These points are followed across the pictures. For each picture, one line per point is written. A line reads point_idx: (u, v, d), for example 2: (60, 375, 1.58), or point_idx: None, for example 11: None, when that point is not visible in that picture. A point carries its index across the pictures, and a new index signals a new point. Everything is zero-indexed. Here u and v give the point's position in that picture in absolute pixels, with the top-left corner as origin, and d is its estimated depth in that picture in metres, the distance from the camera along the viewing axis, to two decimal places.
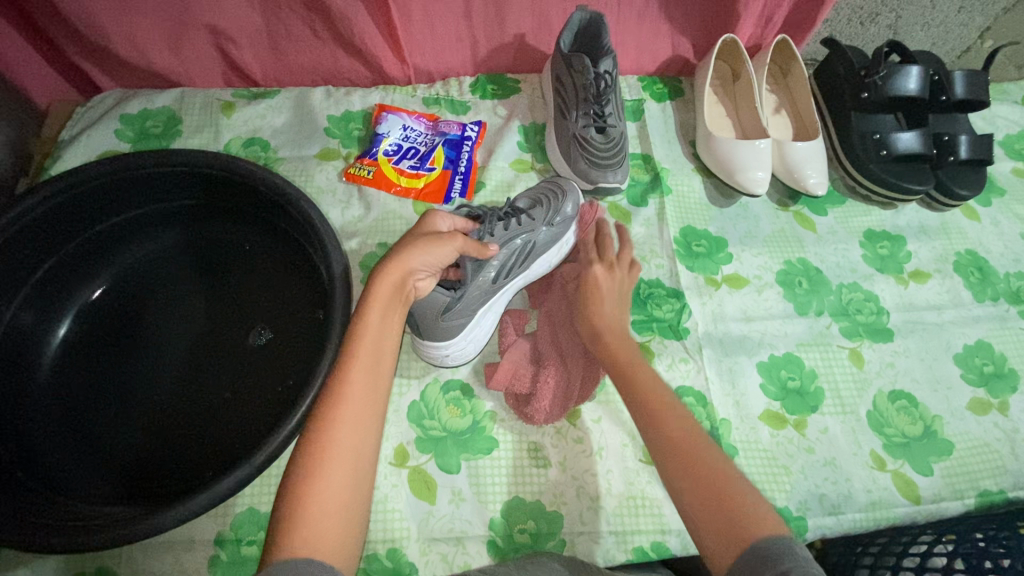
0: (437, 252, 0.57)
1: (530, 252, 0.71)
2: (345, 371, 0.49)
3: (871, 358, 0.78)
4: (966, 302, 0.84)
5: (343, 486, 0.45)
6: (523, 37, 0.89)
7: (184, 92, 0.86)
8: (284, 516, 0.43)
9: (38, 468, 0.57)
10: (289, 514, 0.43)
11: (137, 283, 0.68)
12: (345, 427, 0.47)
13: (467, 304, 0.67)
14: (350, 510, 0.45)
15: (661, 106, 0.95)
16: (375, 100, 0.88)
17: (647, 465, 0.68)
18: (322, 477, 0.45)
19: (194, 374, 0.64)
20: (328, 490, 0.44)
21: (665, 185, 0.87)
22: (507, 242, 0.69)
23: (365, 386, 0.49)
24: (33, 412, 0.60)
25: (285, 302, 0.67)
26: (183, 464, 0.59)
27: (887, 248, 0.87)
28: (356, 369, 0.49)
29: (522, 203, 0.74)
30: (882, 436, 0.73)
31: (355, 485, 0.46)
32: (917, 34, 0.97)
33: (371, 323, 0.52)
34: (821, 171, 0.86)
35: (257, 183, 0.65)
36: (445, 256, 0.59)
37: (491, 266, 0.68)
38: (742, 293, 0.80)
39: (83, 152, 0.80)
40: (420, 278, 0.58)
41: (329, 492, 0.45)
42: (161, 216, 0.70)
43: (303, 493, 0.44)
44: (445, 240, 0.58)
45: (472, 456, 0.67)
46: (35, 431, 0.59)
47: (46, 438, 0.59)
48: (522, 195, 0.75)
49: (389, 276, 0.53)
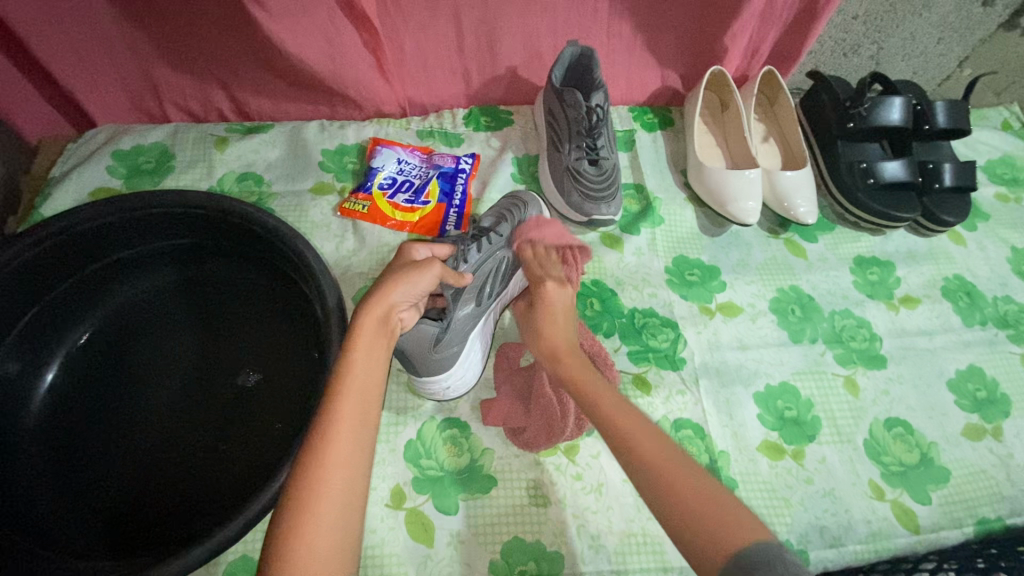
0: (418, 282, 0.57)
1: (505, 268, 0.73)
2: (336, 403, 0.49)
3: (866, 385, 0.78)
4: (956, 327, 0.85)
5: (333, 531, 0.44)
6: (515, 70, 0.90)
7: (178, 127, 0.86)
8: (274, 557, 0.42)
9: (24, 521, 0.56)
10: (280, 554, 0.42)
11: (126, 324, 0.67)
12: (334, 469, 0.46)
13: (456, 332, 0.67)
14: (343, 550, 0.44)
15: (652, 136, 0.97)
16: (369, 132, 0.89)
17: (647, 500, 0.67)
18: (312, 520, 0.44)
19: (184, 418, 0.63)
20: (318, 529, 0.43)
21: (657, 215, 0.88)
22: (481, 264, 0.70)
23: (355, 419, 0.48)
24: (20, 462, 0.59)
25: (278, 342, 0.66)
26: (174, 512, 0.58)
27: (877, 274, 0.89)
28: (345, 402, 0.49)
29: (488, 222, 0.75)
30: (879, 464, 0.73)
31: (347, 530, 0.45)
32: (898, 64, 1.00)
33: (358, 353, 0.52)
34: (810, 201, 0.88)
35: (250, 223, 0.66)
36: (427, 286, 0.59)
37: (472, 292, 0.69)
38: (736, 321, 0.81)
39: (73, 189, 0.79)
40: (404, 312, 0.58)
41: (319, 539, 0.43)
42: (151, 256, 0.69)
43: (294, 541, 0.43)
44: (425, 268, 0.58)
45: (471, 495, 0.66)
46: (21, 481, 0.58)
47: (33, 488, 0.58)
48: (485, 214, 0.76)
49: (371, 310, 0.54)
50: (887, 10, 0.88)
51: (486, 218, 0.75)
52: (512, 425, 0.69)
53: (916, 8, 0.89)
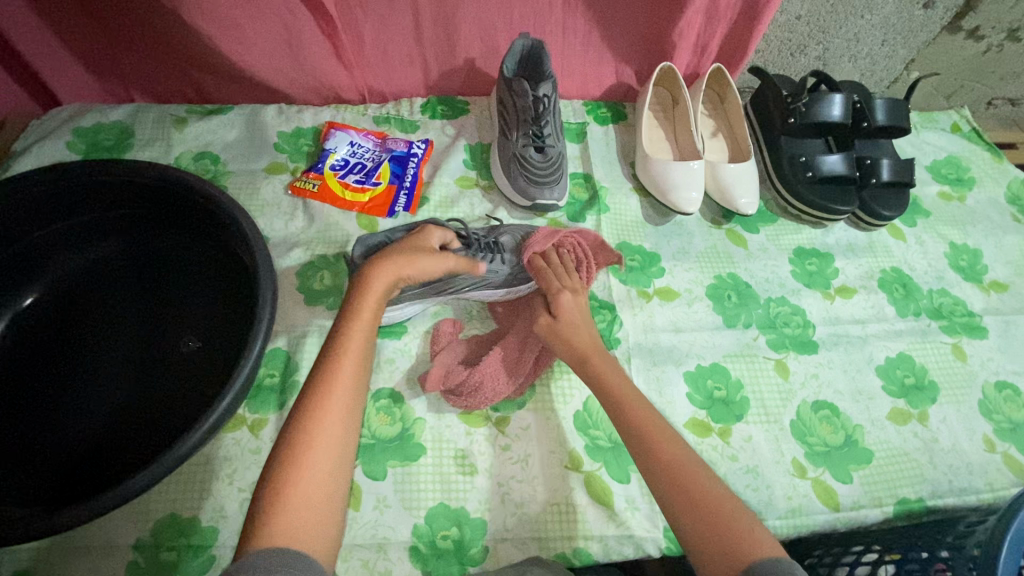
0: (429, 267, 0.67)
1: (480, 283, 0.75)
2: (336, 364, 0.54)
3: (796, 370, 0.81)
4: (889, 317, 0.88)
5: (322, 478, 0.49)
6: (472, 62, 0.93)
7: (139, 107, 0.89)
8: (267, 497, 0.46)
9: None
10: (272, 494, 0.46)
11: (76, 288, 0.69)
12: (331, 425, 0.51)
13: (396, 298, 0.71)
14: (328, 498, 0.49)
15: (604, 129, 1.00)
16: (326, 117, 0.92)
17: (573, 471, 0.69)
18: (304, 468, 0.48)
19: (124, 380, 0.65)
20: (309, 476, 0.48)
21: (603, 203, 0.91)
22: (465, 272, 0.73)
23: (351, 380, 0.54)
24: None
25: (217, 311, 0.69)
26: (105, 465, 0.60)
27: (816, 265, 0.91)
28: (345, 364, 0.54)
29: (505, 239, 0.79)
30: (804, 444, 0.75)
31: (335, 479, 0.49)
32: (845, 65, 1.03)
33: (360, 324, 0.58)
34: (751, 192, 0.90)
35: (193, 193, 0.67)
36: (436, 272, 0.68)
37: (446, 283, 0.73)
38: (673, 305, 0.83)
39: (32, 162, 0.82)
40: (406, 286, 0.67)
41: (313, 479, 0.48)
42: (103, 223, 0.71)
43: (284, 488, 0.47)
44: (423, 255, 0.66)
45: (400, 463, 0.68)
46: None
47: None
48: (511, 232, 0.80)
49: (384, 285, 0.62)
50: (829, 11, 0.91)
51: (507, 236, 0.79)
52: (448, 392, 0.71)
53: (858, 9, 0.91)
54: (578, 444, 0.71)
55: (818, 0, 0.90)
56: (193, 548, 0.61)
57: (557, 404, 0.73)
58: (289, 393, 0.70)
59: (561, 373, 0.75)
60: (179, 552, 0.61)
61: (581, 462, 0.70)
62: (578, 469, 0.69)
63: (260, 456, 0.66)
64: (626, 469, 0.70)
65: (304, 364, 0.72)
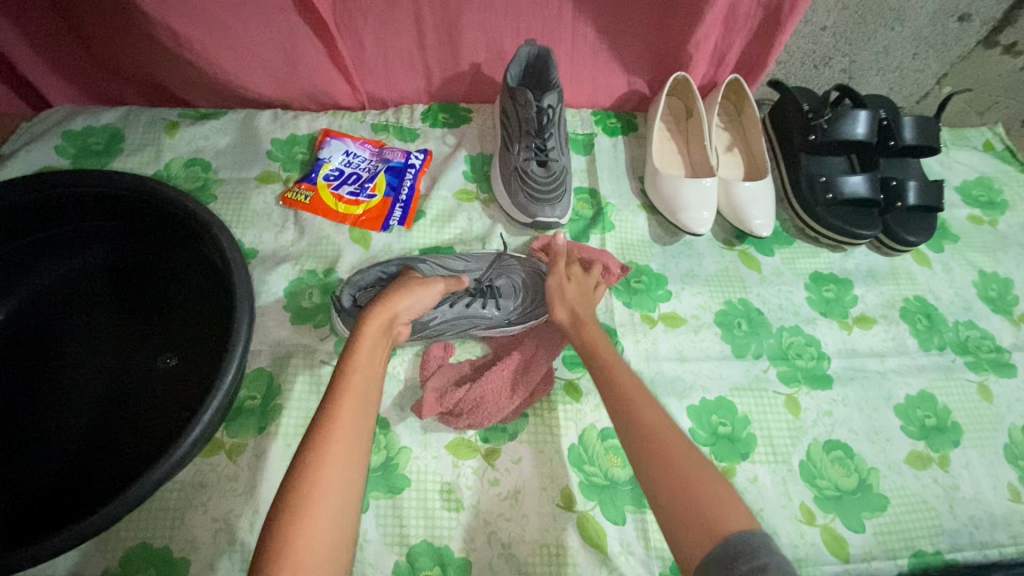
0: (422, 296, 0.64)
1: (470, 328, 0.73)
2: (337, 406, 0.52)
3: (808, 406, 0.76)
4: (911, 350, 0.82)
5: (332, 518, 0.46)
6: (477, 69, 0.89)
7: (131, 111, 0.86)
8: (273, 551, 0.43)
9: None
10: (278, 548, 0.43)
11: (56, 304, 0.68)
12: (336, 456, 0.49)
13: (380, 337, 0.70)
14: (335, 552, 0.45)
15: (612, 141, 0.95)
16: (322, 124, 0.89)
17: (565, 510, 0.66)
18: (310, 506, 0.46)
19: (103, 401, 0.64)
20: (316, 527, 0.45)
21: (608, 221, 0.87)
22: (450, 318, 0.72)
23: (354, 420, 0.52)
24: None
25: (197, 329, 0.67)
26: (78, 491, 0.58)
27: (833, 291, 0.86)
28: (347, 405, 0.52)
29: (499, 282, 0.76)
30: (813, 488, 0.70)
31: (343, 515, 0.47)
32: (873, 78, 0.97)
33: (360, 360, 0.56)
34: (767, 213, 0.85)
35: (172, 206, 0.65)
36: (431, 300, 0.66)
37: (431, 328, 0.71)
38: (678, 332, 0.79)
39: (19, 167, 0.80)
40: (404, 324, 0.64)
41: (315, 547, 0.44)
42: (83, 236, 0.70)
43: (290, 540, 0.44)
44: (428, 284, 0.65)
45: (383, 495, 0.65)
46: None
47: None
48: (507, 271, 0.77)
49: (380, 319, 0.60)
50: (858, 22, 0.86)
51: (501, 279, 0.76)
52: (443, 413, 0.69)
53: (888, 20, 0.86)
54: (572, 481, 0.67)
55: (846, 10, 0.84)
56: None
57: (551, 436, 0.69)
58: (270, 417, 0.67)
59: (556, 402, 0.71)
60: None
61: (574, 500, 0.66)
62: (570, 508, 0.66)
63: (237, 484, 0.63)
64: (622, 509, 0.66)
65: (287, 386, 0.69)
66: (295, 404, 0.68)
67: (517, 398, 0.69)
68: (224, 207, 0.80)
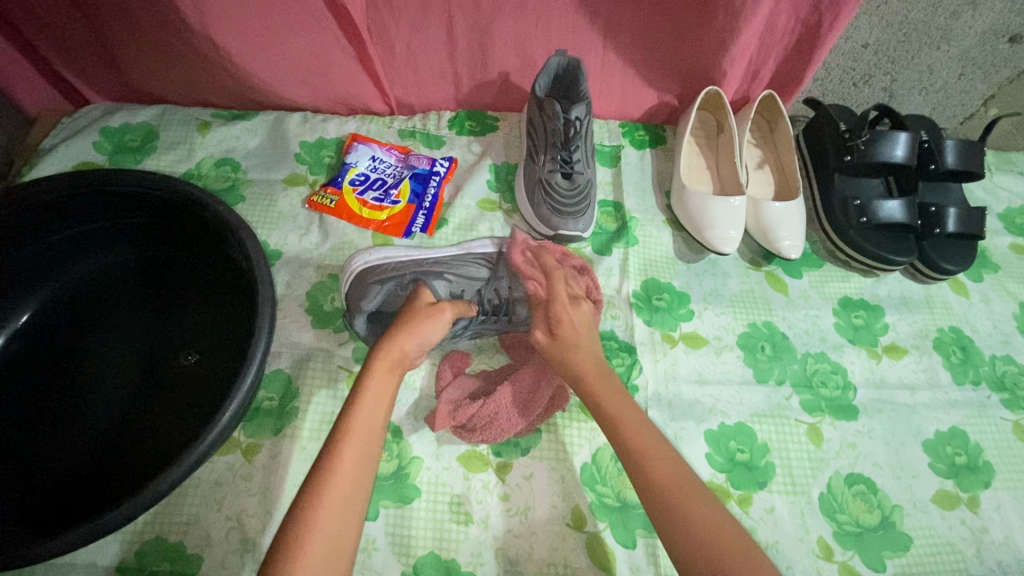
0: (428, 333, 0.63)
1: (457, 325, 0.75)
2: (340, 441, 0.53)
3: (830, 437, 0.73)
4: (944, 384, 0.79)
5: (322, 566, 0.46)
6: (507, 76, 0.88)
7: (166, 109, 0.88)
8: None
9: None
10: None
11: (86, 297, 0.70)
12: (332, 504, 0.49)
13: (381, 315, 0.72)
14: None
15: (640, 154, 0.94)
16: (350, 128, 0.89)
17: (574, 530, 0.65)
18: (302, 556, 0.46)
19: (125, 396, 0.65)
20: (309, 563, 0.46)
21: (632, 235, 0.86)
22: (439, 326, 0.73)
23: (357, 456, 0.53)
24: None
25: (217, 328, 0.68)
26: (101, 482, 0.60)
27: (863, 318, 0.83)
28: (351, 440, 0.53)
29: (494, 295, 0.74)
30: (833, 522, 0.68)
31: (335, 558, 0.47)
32: (915, 98, 0.94)
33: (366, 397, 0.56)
34: (797, 235, 0.83)
35: (199, 208, 0.66)
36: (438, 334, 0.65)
37: None
38: (699, 353, 0.77)
39: (59, 161, 0.82)
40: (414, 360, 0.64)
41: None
42: (114, 232, 0.72)
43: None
44: (436, 316, 0.65)
45: (394, 504, 0.65)
46: None
47: None
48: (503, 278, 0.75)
49: (385, 359, 0.60)
50: (902, 40, 0.83)
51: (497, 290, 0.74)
52: (457, 425, 0.68)
53: (934, 39, 0.83)
54: (583, 501, 0.66)
55: (889, 28, 0.81)
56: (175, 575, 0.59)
57: (564, 453, 0.69)
58: (286, 419, 0.68)
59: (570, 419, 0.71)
60: None
61: (584, 521, 0.65)
62: (580, 528, 0.65)
63: (250, 484, 0.64)
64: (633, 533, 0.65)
65: (304, 389, 0.69)
66: (311, 407, 0.68)
67: (528, 413, 0.68)
68: (252, 208, 0.82)
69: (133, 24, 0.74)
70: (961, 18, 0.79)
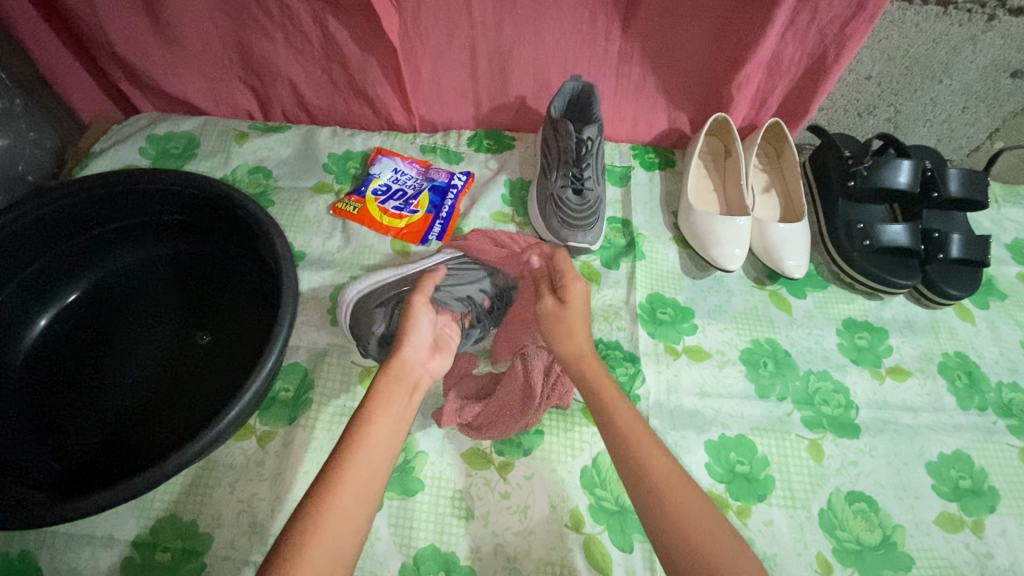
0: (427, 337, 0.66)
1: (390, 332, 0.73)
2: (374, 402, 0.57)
3: (831, 454, 0.74)
4: (948, 408, 0.79)
5: (350, 511, 0.50)
6: (525, 99, 0.93)
7: (207, 120, 0.95)
8: (299, 523, 0.48)
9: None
10: (303, 522, 0.48)
11: (121, 286, 0.75)
12: (357, 472, 0.52)
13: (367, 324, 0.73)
14: (346, 534, 0.49)
15: (649, 175, 0.98)
16: (375, 143, 0.95)
17: (572, 531, 0.66)
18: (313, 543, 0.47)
19: (147, 381, 0.69)
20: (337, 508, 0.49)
21: (640, 251, 0.89)
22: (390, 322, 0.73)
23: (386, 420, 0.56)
24: (12, 391, 0.67)
25: (241, 319, 0.73)
26: (123, 458, 0.64)
27: (866, 339, 0.84)
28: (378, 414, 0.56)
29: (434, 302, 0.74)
30: (832, 538, 0.68)
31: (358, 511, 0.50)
32: (919, 129, 0.97)
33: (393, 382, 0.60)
34: (801, 255, 0.85)
35: (233, 206, 0.72)
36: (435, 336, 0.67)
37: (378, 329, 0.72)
38: (702, 366, 0.79)
39: (107, 164, 0.90)
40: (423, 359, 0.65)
41: (331, 525, 0.48)
42: (152, 227, 0.77)
43: (314, 520, 0.48)
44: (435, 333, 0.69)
45: (398, 496, 0.67)
46: (10, 407, 0.66)
47: (19, 416, 0.66)
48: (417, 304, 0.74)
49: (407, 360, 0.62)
50: (905, 73, 0.86)
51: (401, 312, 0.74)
52: (463, 424, 0.70)
53: (937, 73, 0.86)
54: (582, 503, 0.68)
55: (892, 61, 0.85)
56: (186, 553, 0.62)
57: (564, 456, 0.70)
58: (300, 409, 0.71)
59: (573, 423, 0.73)
60: (174, 555, 0.62)
61: (583, 523, 0.66)
62: (578, 530, 0.66)
63: (263, 469, 0.67)
64: (631, 537, 0.66)
65: (319, 382, 0.73)
66: (326, 399, 0.72)
67: (530, 411, 0.70)
68: (280, 212, 0.87)
69: (209, 36, 0.83)
70: (963, 53, 0.83)
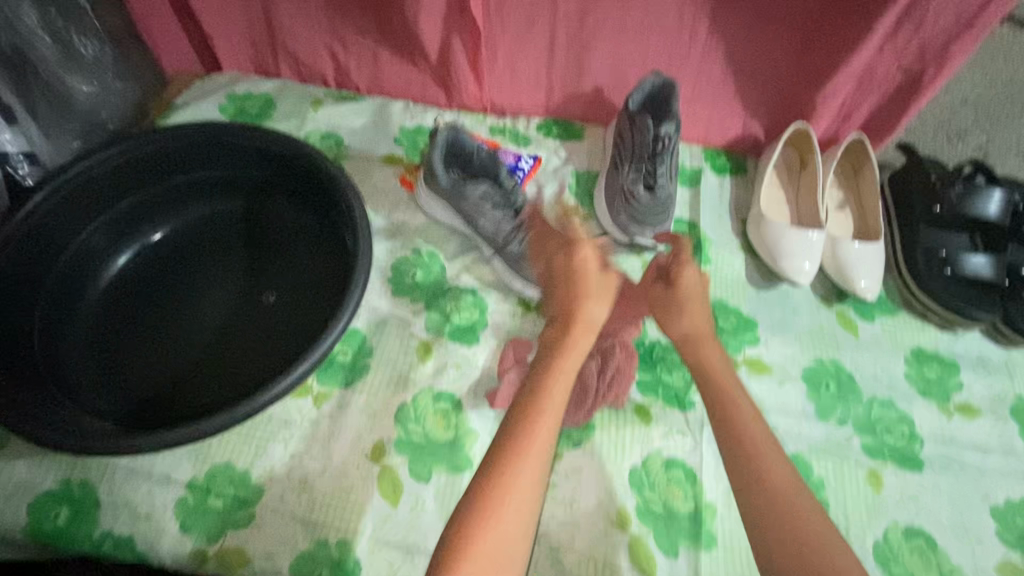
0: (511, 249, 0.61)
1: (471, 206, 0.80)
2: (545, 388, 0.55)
3: (891, 485, 0.71)
4: (1019, 453, 0.75)
5: (514, 510, 0.48)
6: (600, 91, 0.92)
7: (284, 84, 0.96)
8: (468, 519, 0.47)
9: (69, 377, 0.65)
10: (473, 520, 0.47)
11: (195, 234, 0.77)
12: (526, 469, 0.50)
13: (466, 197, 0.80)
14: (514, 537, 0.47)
15: (719, 179, 0.95)
16: (447, 120, 0.95)
17: (617, 530, 0.65)
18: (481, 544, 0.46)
19: (212, 329, 0.70)
20: (510, 512, 0.48)
21: (705, 255, 0.87)
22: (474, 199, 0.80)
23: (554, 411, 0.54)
24: (86, 323, 0.69)
25: (307, 280, 0.73)
26: (185, 400, 0.65)
27: (936, 372, 0.80)
28: (547, 407, 0.53)
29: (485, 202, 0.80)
30: (885, 572, 0.66)
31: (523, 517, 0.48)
32: (1011, 159, 0.92)
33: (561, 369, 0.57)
34: (874, 277, 0.82)
35: (314, 169, 0.73)
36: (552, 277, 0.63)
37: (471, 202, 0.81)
38: (761, 379, 0.77)
39: (186, 117, 0.91)
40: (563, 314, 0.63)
41: (507, 525, 0.47)
42: (229, 180, 0.79)
43: (483, 519, 0.47)
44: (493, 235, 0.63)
45: (446, 471, 0.66)
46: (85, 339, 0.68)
47: (91, 348, 0.68)
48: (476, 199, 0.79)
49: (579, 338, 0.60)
50: None
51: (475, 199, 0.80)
52: None
53: None
54: (629, 502, 0.66)
55: None
56: (238, 502, 0.63)
57: (614, 454, 0.69)
58: (356, 374, 0.71)
59: (625, 421, 0.71)
60: (225, 502, 0.63)
61: (628, 522, 0.65)
62: (623, 529, 0.65)
63: (316, 429, 0.68)
64: (676, 542, 0.65)
65: (376, 350, 0.73)
66: (381, 367, 0.72)
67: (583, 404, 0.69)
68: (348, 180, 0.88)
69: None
70: None
